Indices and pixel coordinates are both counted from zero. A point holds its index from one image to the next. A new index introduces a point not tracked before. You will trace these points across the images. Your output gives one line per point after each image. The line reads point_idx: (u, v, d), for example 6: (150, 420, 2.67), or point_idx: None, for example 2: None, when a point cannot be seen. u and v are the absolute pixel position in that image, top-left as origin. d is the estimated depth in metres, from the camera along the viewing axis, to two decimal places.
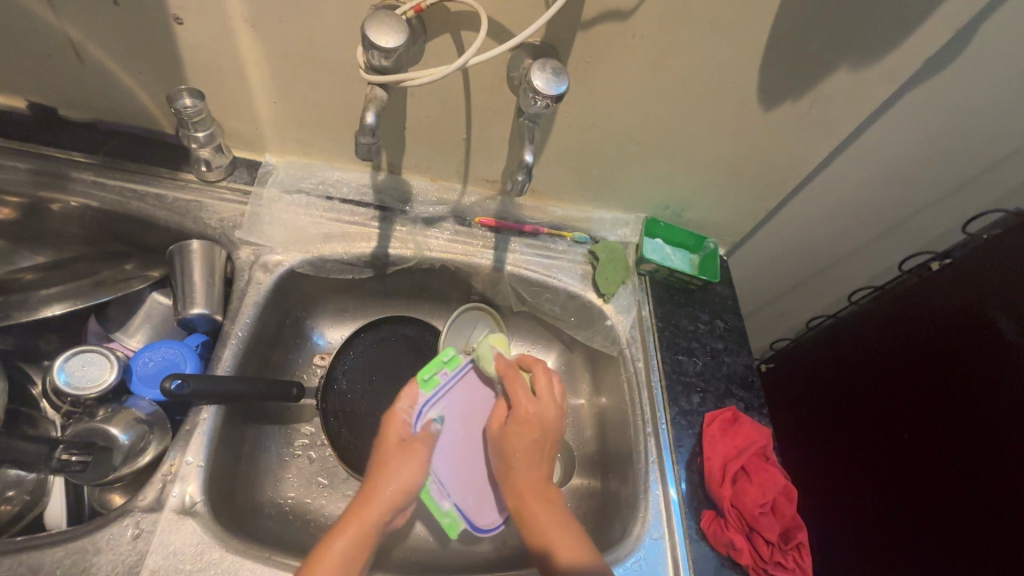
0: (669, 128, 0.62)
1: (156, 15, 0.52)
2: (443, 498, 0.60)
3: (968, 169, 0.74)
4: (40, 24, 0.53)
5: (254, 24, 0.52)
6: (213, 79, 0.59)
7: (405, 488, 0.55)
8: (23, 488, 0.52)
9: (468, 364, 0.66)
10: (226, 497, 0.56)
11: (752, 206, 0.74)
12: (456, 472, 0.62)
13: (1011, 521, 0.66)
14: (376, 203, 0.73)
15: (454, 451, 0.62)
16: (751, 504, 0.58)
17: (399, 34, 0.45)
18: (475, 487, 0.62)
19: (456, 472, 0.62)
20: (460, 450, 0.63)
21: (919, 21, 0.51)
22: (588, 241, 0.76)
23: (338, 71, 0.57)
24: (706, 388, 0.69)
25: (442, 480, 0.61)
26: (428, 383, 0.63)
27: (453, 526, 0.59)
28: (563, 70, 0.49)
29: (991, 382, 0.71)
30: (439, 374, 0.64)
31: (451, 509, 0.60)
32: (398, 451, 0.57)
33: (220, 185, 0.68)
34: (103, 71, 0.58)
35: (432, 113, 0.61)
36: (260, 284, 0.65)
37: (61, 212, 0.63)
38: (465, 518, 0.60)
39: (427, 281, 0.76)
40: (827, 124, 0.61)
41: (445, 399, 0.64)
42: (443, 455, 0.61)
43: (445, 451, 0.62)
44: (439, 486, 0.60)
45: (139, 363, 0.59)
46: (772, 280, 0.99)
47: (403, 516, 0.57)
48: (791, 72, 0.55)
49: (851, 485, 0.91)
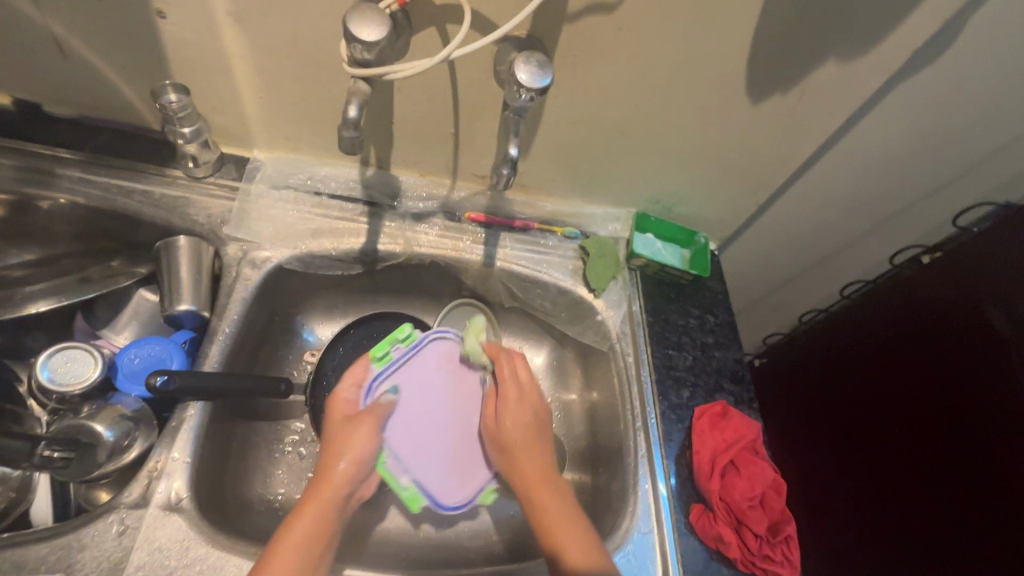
0: (658, 122, 0.62)
1: (139, 9, 0.51)
2: (402, 473, 0.60)
3: (958, 163, 0.74)
4: (22, 18, 0.53)
5: (238, 18, 0.52)
6: (198, 73, 0.58)
7: (358, 462, 0.55)
8: (9, 485, 0.52)
9: (424, 340, 0.65)
10: (214, 493, 0.56)
11: (742, 201, 0.74)
12: (417, 448, 0.61)
13: (1003, 511, 0.67)
14: (365, 198, 0.72)
15: (412, 428, 0.62)
16: (739, 498, 0.58)
17: (381, 26, 0.45)
18: (437, 460, 0.62)
19: (416, 447, 0.61)
20: (420, 426, 0.62)
21: (907, 12, 0.50)
22: (578, 236, 0.76)
23: (323, 65, 0.56)
24: (696, 382, 0.69)
25: (399, 452, 0.60)
26: (381, 359, 0.63)
27: (414, 500, 0.59)
28: (548, 63, 0.49)
29: (980, 373, 0.71)
30: (393, 349, 0.63)
31: (411, 484, 0.59)
32: (345, 427, 0.56)
33: (207, 181, 0.68)
34: (87, 65, 0.58)
35: (418, 107, 0.60)
36: (247, 280, 0.65)
37: (49, 210, 0.62)
38: (427, 493, 0.60)
39: (417, 277, 0.76)
40: (815, 117, 0.61)
41: (400, 376, 0.63)
42: (402, 432, 0.61)
43: (403, 427, 0.61)
44: (396, 461, 0.60)
45: (125, 360, 0.58)
46: (764, 275, 0.99)
47: (364, 490, 0.57)
48: (779, 64, 0.55)
49: (844, 478, 0.91)
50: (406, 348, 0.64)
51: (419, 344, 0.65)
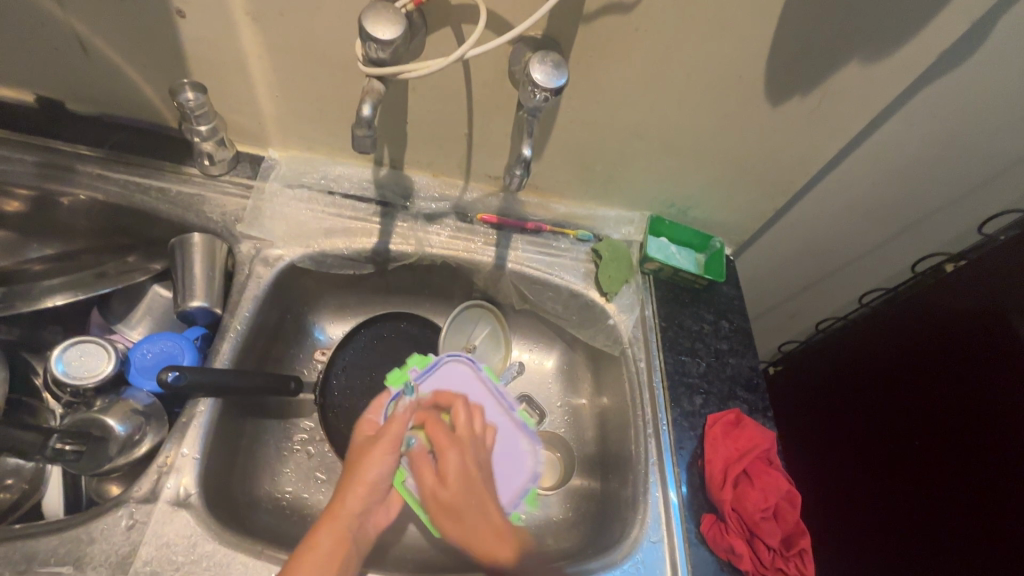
0: (673, 124, 0.61)
1: (158, 7, 0.52)
2: (422, 494, 0.59)
3: (984, 170, 0.72)
4: (46, 16, 0.54)
5: (254, 17, 0.52)
6: (215, 72, 0.59)
7: (372, 486, 0.55)
8: (22, 476, 0.53)
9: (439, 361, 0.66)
10: (222, 490, 0.56)
11: (759, 205, 0.72)
12: None
13: (1014, 525, 0.66)
14: (377, 198, 0.72)
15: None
16: (753, 509, 0.57)
17: (396, 25, 0.45)
18: None
19: None
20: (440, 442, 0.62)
21: (935, 12, 0.49)
22: (591, 239, 0.75)
23: (338, 64, 0.56)
24: (709, 389, 0.68)
25: None
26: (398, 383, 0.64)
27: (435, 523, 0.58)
28: (563, 63, 0.48)
29: (1000, 388, 0.69)
30: (409, 371, 0.65)
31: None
32: (360, 451, 0.57)
33: (223, 179, 0.68)
34: (108, 64, 0.59)
35: (432, 108, 0.60)
36: (260, 278, 0.65)
37: (69, 205, 0.63)
38: None
39: (429, 278, 0.76)
40: (837, 120, 0.59)
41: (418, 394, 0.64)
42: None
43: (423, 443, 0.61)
44: (417, 482, 0.59)
45: (138, 355, 0.59)
46: (781, 281, 0.97)
47: (381, 518, 0.56)
48: (799, 66, 0.54)
49: (862, 492, 0.89)
50: (422, 370, 0.66)
51: (434, 365, 0.66)
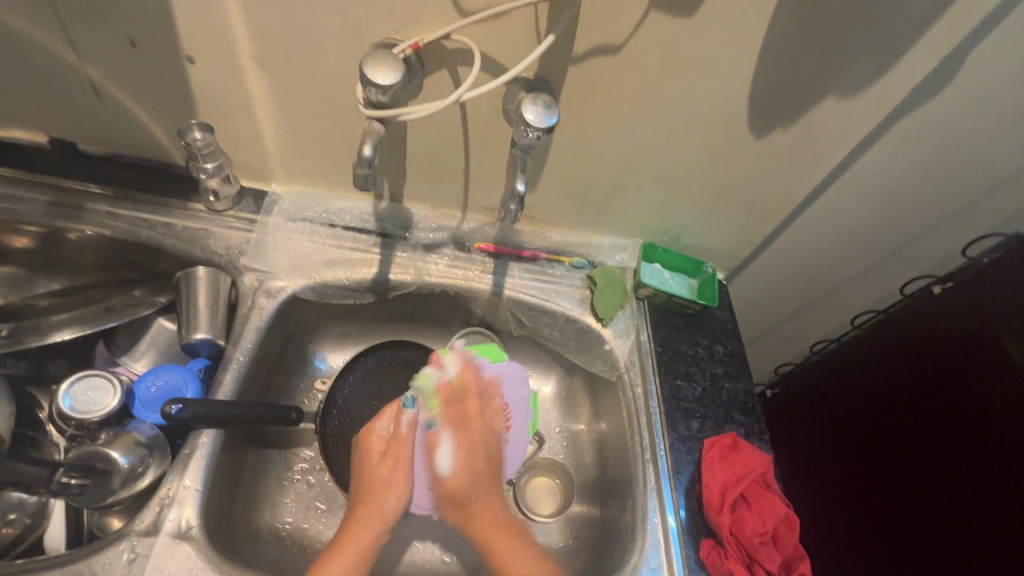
0: (660, 156, 0.64)
1: (171, 56, 0.55)
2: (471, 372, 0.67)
3: (966, 194, 0.74)
4: (63, 64, 0.57)
5: (261, 63, 0.55)
6: (222, 113, 0.62)
7: (390, 511, 0.58)
8: (25, 511, 0.53)
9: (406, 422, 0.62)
10: (222, 523, 0.57)
11: (749, 231, 0.74)
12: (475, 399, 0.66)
13: (1011, 550, 0.66)
14: (377, 230, 0.74)
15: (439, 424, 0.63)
16: (751, 533, 0.58)
17: (395, 70, 0.47)
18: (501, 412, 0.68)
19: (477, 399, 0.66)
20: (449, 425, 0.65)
21: (902, 52, 0.52)
22: (586, 266, 0.77)
23: (340, 104, 0.59)
24: (706, 414, 0.69)
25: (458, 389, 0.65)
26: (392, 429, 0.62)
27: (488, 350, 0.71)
28: (554, 103, 0.51)
29: (994, 410, 0.70)
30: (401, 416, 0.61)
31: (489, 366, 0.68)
32: (386, 462, 0.59)
33: (227, 214, 0.70)
34: (121, 106, 0.61)
35: (431, 143, 0.63)
36: (262, 309, 0.67)
37: (77, 241, 0.65)
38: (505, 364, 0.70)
39: (427, 307, 0.77)
40: (815, 152, 0.62)
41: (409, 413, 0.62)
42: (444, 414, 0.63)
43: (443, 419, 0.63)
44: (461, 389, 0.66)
45: (142, 388, 0.60)
46: (775, 305, 0.98)
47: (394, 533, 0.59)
48: (776, 102, 0.57)
49: (862, 513, 0.89)
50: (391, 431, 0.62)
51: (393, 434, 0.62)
